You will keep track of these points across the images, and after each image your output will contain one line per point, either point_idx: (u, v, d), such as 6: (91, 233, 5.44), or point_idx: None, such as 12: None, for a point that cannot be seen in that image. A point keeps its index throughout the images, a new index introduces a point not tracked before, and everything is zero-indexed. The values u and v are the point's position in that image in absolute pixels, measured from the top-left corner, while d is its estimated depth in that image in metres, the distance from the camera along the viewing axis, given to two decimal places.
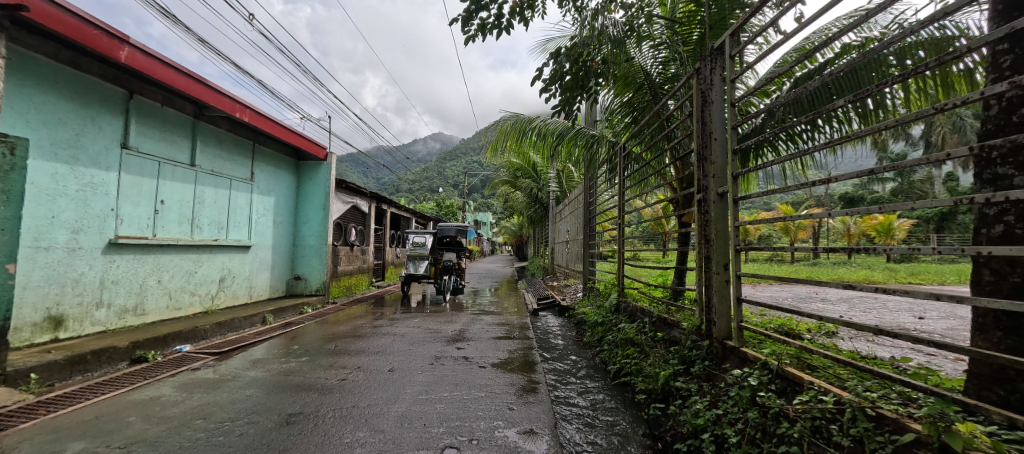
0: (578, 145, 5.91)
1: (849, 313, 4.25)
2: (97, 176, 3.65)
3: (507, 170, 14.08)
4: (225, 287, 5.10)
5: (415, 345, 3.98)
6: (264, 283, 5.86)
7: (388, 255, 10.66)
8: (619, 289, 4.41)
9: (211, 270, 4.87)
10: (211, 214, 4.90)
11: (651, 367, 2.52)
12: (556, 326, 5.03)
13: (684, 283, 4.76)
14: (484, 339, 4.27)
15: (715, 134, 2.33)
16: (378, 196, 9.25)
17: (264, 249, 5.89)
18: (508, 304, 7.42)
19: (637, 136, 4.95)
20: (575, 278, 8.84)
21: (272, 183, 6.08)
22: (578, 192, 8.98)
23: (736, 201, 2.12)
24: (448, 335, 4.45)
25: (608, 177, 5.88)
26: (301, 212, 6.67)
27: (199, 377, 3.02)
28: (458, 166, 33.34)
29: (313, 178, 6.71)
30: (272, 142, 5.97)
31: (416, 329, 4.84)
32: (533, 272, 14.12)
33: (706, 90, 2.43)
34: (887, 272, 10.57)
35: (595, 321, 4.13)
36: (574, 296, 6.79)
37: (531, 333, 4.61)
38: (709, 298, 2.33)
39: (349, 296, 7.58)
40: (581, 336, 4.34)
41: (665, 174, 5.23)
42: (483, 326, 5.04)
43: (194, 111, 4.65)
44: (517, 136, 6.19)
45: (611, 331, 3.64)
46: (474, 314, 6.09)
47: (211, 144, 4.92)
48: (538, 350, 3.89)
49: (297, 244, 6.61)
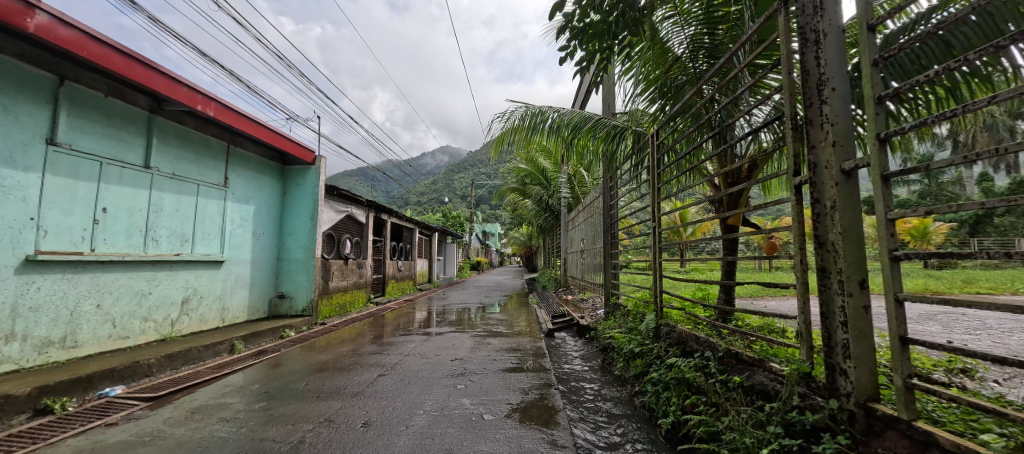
0: (597, 140, 5.09)
1: (954, 337, 3.35)
2: (11, 178, 2.97)
3: (516, 177, 13.29)
4: (189, 310, 4.39)
5: (405, 384, 3.18)
6: (241, 304, 5.14)
7: (388, 269, 9.90)
8: (656, 309, 3.59)
9: (172, 290, 4.17)
10: (171, 225, 4.20)
11: (734, 434, 1.71)
12: (577, 354, 4.20)
13: (733, 300, 3.93)
14: (491, 373, 3.46)
15: (830, 83, 1.58)
16: (375, 204, 8.52)
17: (241, 264, 5.19)
18: (520, 322, 6.60)
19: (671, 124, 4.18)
20: (593, 292, 7.99)
21: (251, 190, 5.38)
22: (593, 195, 8.19)
23: (888, 178, 1.33)
24: (446, 367, 3.65)
25: (632, 175, 5.07)
26: (287, 222, 5.96)
27: (109, 439, 2.27)
28: (466, 177, 32.73)
29: (299, 184, 6.01)
30: (250, 143, 5.27)
31: (411, 358, 4.04)
32: (545, 285, 13.26)
33: (809, 21, 1.65)
34: (941, 281, 9.47)
35: (629, 350, 3.29)
36: (595, 314, 5.95)
37: (547, 363, 3.80)
38: (835, 337, 1.54)
39: (343, 316, 6.84)
40: (610, 369, 3.53)
41: (702, 170, 4.44)
42: (491, 353, 4.23)
43: (150, 105, 3.98)
44: (526, 131, 5.38)
45: (654, 366, 2.83)
46: (480, 336, 5.27)
47: (173, 143, 4.24)
48: (560, 389, 3.07)
49: (282, 259, 5.88)
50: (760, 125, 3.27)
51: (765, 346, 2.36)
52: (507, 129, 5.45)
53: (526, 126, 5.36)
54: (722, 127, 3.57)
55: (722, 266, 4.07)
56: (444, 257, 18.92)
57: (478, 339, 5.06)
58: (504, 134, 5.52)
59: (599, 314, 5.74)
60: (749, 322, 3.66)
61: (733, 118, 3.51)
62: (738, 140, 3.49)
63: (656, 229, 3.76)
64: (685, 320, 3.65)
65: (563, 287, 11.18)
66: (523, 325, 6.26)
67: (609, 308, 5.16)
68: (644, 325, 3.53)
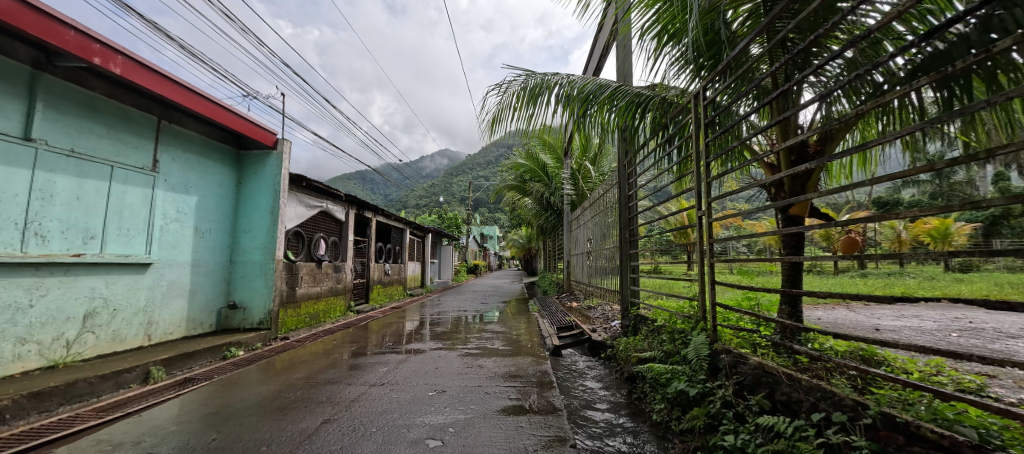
0: (614, 118, 4.09)
1: None
2: None
3: (513, 174, 12.36)
4: (97, 327, 3.43)
5: (356, 439, 2.23)
6: (175, 317, 4.17)
7: (372, 272, 8.90)
8: (706, 328, 2.66)
9: (68, 301, 3.23)
10: (69, 217, 3.26)
11: None
12: (596, 384, 3.27)
13: (800, 314, 3.01)
14: (481, 418, 2.50)
15: None
16: (355, 200, 7.56)
17: (178, 269, 4.23)
18: (519, 335, 5.65)
19: (712, 92, 3.24)
20: (603, 299, 7.05)
21: (193, 177, 4.42)
22: (601, 189, 7.23)
23: None
24: (421, 408, 2.69)
25: (658, 156, 4.13)
26: (243, 218, 4.99)
27: None
28: (465, 178, 31.84)
29: (258, 172, 5.06)
30: (188, 119, 4.32)
31: (378, 390, 3.08)
32: (546, 291, 12.28)
33: None
34: (986, 285, 8.54)
35: (674, 390, 2.33)
36: (609, 326, 5.01)
37: (558, 399, 2.87)
38: None
39: (314, 327, 5.87)
40: (646, 411, 2.58)
41: (751, 149, 3.51)
42: (483, 381, 3.28)
43: (37, 60, 3.07)
44: (527, 105, 4.28)
45: (726, 422, 1.87)
46: (471, 355, 4.32)
47: (73, 112, 3.31)
48: (579, 446, 2.14)
49: (235, 261, 4.92)
50: (834, 88, 2.39)
51: (933, 408, 1.41)
52: (502, 105, 4.43)
53: (525, 102, 4.31)
54: (772, 100, 2.63)
55: (782, 270, 3.16)
56: (439, 260, 18.01)
57: (468, 359, 4.11)
58: (499, 111, 4.49)
59: (614, 327, 4.80)
60: (828, 344, 2.76)
61: (798, 81, 2.60)
62: (803, 103, 2.55)
63: (703, 222, 2.83)
64: (745, 344, 2.72)
65: (567, 292, 10.24)
66: (524, 339, 5.31)
67: (630, 321, 4.21)
68: (689, 348, 2.59)
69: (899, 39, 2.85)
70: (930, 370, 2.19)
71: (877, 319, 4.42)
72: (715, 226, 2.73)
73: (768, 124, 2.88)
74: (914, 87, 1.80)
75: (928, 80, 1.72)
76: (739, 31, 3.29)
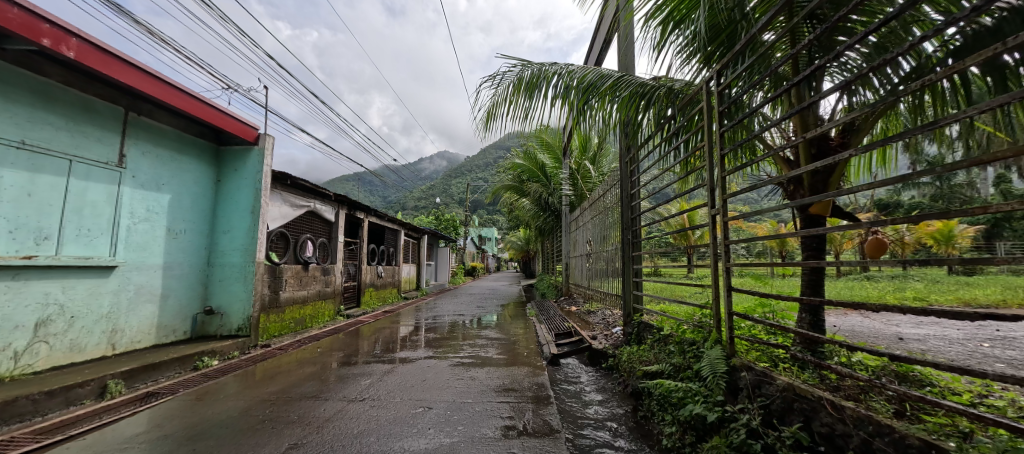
0: (616, 111, 3.81)
1: None
2: None
3: (511, 174, 12.09)
4: (51, 336, 3.15)
5: None
6: (144, 325, 3.88)
7: (364, 275, 8.58)
8: (721, 341, 2.38)
9: (16, 308, 2.95)
10: (18, 215, 2.99)
11: None
12: (598, 399, 2.98)
13: (822, 323, 2.73)
14: (467, 443, 2.22)
15: None
16: (345, 200, 7.26)
17: (149, 272, 3.94)
18: (515, 342, 5.36)
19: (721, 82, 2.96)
20: (603, 303, 6.77)
21: (166, 174, 4.13)
22: (601, 189, 6.95)
23: None
24: (401, 430, 2.40)
25: (663, 152, 3.86)
26: (221, 217, 4.70)
27: None
28: (463, 179, 31.55)
29: (238, 169, 4.77)
30: (160, 112, 4.03)
31: (356, 407, 2.80)
32: (544, 293, 11.99)
33: None
34: (997, 289, 8.28)
35: (688, 413, 2.05)
36: (610, 333, 4.72)
37: (555, 418, 2.59)
38: None
39: (299, 333, 5.56)
40: (655, 434, 2.30)
41: (764, 143, 3.25)
42: (473, 396, 3.00)
43: None
44: (524, 97, 3.99)
45: None
46: (463, 365, 4.02)
47: (24, 101, 3.04)
48: None
49: (213, 264, 4.62)
50: (864, 71, 2.13)
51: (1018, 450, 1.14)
52: (497, 98, 4.15)
53: (521, 94, 4.02)
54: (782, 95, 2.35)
55: (801, 274, 2.89)
56: (435, 262, 17.71)
57: (459, 370, 3.82)
58: (493, 104, 4.21)
59: (616, 334, 4.52)
60: (858, 358, 2.49)
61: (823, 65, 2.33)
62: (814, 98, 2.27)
63: (716, 222, 2.55)
64: (764, 358, 2.44)
65: (565, 296, 9.97)
66: (520, 346, 5.02)
67: (632, 328, 3.93)
68: (702, 362, 2.31)
69: (930, 20, 2.59)
70: (983, 391, 1.91)
71: (894, 327, 4.16)
72: (731, 225, 2.44)
73: (784, 114, 2.61)
74: (972, 62, 1.53)
75: (991, 52, 1.45)
76: (753, 14, 3.02)
